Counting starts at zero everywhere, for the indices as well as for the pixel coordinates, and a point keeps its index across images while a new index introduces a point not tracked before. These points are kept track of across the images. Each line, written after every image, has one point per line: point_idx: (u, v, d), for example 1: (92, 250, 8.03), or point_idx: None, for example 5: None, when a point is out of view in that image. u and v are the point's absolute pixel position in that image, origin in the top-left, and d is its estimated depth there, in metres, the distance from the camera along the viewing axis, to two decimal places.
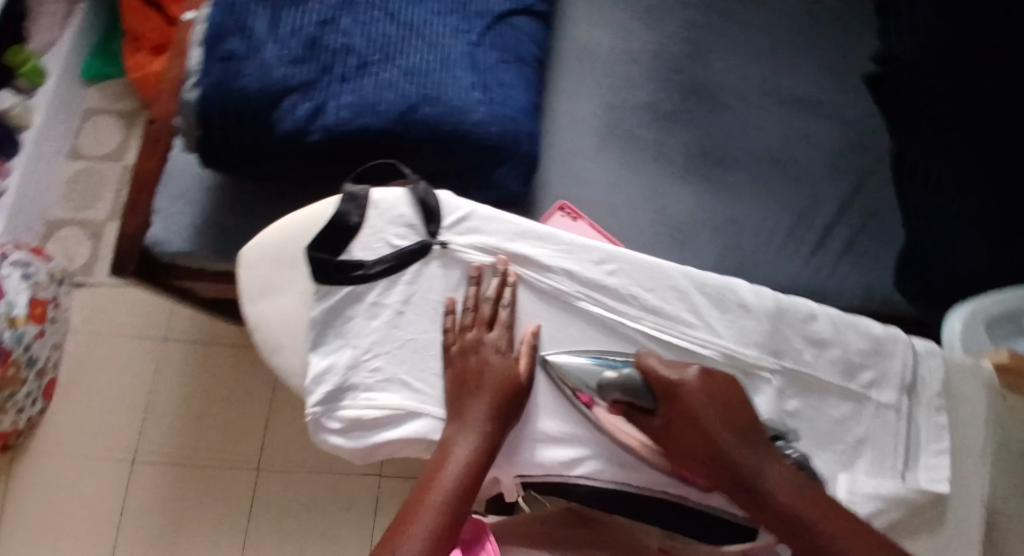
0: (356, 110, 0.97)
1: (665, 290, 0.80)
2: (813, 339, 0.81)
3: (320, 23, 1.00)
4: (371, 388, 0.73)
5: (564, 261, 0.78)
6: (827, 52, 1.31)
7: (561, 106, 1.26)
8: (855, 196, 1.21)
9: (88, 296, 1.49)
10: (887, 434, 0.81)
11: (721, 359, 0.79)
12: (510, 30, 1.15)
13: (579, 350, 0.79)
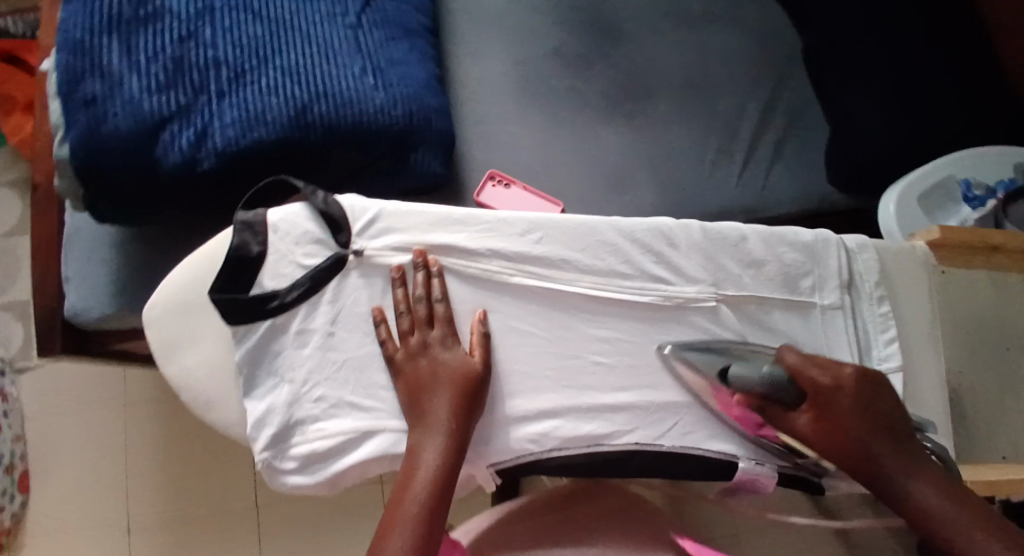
0: (244, 125, 0.94)
1: (588, 247, 0.74)
2: (745, 260, 0.76)
3: (182, 44, 0.96)
4: (319, 419, 0.70)
5: (493, 240, 0.73)
6: None
7: (464, 69, 1.20)
8: (776, 98, 1.19)
9: (35, 378, 1.43)
10: (839, 337, 0.76)
11: (659, 303, 0.74)
12: (389, 2, 1.10)
13: (521, 324, 0.73)
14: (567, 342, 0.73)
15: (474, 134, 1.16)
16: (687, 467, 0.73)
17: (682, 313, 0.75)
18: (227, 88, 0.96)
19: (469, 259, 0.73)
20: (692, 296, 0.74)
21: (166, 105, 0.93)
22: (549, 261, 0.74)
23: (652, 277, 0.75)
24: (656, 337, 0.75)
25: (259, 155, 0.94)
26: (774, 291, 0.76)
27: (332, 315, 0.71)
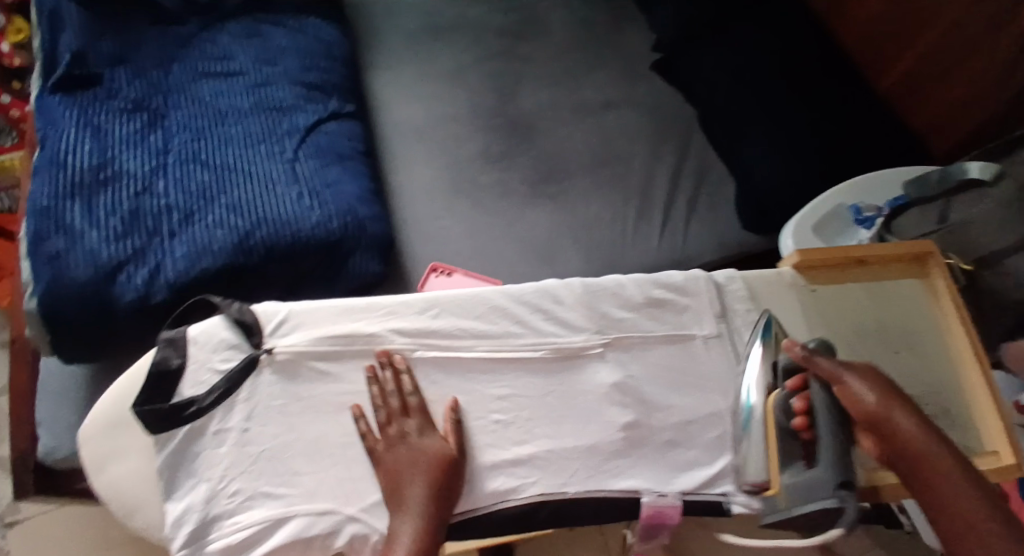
0: (192, 257, 1.03)
1: (482, 314, 0.81)
2: (627, 306, 0.84)
3: (136, 196, 1.07)
4: (235, 512, 0.71)
5: (394, 320, 0.80)
6: (616, 58, 1.48)
7: (399, 182, 1.32)
8: (682, 164, 1.35)
9: (14, 536, 1.32)
10: (722, 360, 0.83)
11: (553, 354, 0.80)
12: (324, 136, 1.21)
13: (426, 395, 0.78)
14: (473, 403, 0.78)
15: (413, 236, 1.27)
16: (588, 512, 0.75)
17: (575, 360, 0.81)
18: (177, 229, 1.06)
19: (372, 341, 0.79)
20: (583, 343, 0.81)
21: (122, 250, 1.03)
22: (445, 333, 0.80)
23: (543, 332, 0.81)
24: (553, 388, 0.79)
25: (208, 281, 1.03)
26: (656, 326, 0.83)
27: (247, 413, 0.75)
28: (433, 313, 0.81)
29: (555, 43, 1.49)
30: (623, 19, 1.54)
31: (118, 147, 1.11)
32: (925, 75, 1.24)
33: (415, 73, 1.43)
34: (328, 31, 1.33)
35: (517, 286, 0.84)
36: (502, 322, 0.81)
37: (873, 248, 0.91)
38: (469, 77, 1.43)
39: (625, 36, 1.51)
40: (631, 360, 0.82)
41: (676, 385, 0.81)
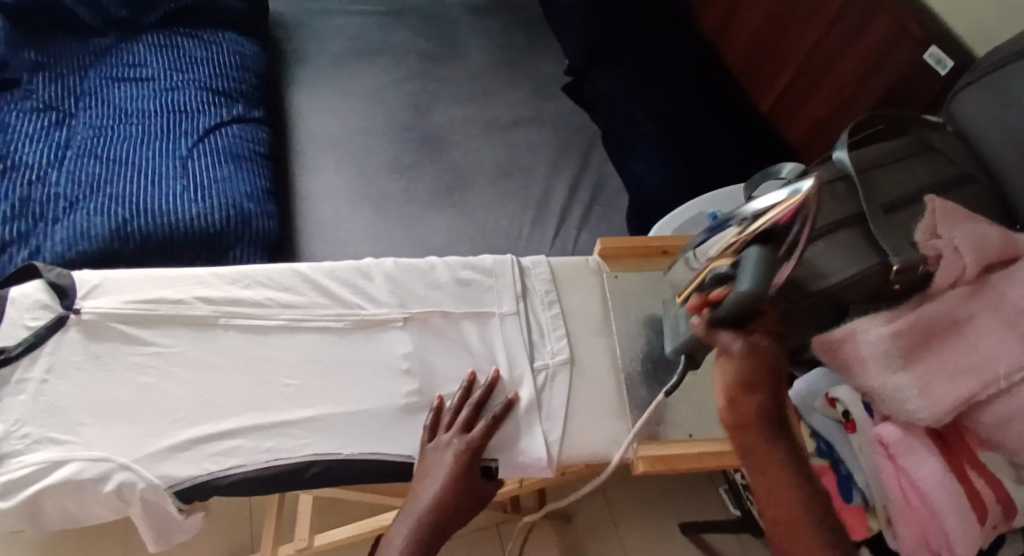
0: (70, 241, 1.10)
1: (292, 286, 0.89)
2: (432, 284, 0.92)
3: (29, 185, 1.15)
4: (21, 452, 0.77)
5: (202, 289, 0.87)
6: (531, 77, 1.54)
7: (302, 186, 1.34)
8: (583, 173, 1.38)
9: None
10: (514, 333, 0.91)
11: (353, 324, 0.89)
12: (221, 138, 1.28)
13: (225, 359, 0.85)
14: (264, 365, 0.85)
15: (311, 233, 1.29)
16: (357, 470, 0.82)
17: (374, 329, 0.89)
18: (62, 215, 1.13)
19: (177, 307, 0.85)
20: (383, 314, 0.89)
21: (7, 232, 1.10)
22: (248, 302, 0.87)
23: (344, 305, 0.89)
24: (349, 354, 0.87)
25: (83, 263, 1.09)
26: (457, 302, 0.92)
27: (49, 367, 0.81)
28: (244, 283, 0.88)
29: (473, 61, 1.54)
30: (536, 45, 1.60)
31: (20, 141, 1.18)
32: (796, 92, 1.33)
33: (332, 90, 1.47)
34: (244, 46, 1.42)
35: (331, 262, 0.92)
36: (309, 292, 0.89)
37: (675, 239, 1.00)
38: (388, 91, 1.47)
39: (536, 60, 1.57)
40: (426, 334, 0.90)
41: (464, 360, 0.90)
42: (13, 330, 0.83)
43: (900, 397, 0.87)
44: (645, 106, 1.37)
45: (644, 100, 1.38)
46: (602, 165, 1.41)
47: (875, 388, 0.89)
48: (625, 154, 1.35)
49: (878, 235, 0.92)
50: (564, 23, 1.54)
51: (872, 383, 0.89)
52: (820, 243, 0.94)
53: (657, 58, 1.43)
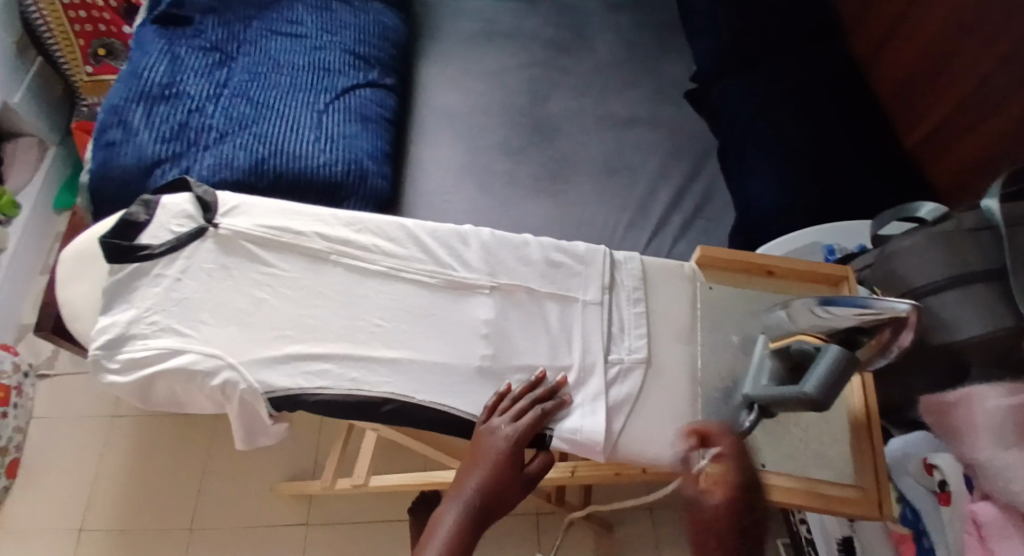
0: (214, 168, 1.23)
1: (397, 238, 0.99)
2: (525, 260, 1.00)
3: (187, 113, 1.28)
4: (147, 336, 0.90)
5: (320, 227, 0.99)
6: (655, 78, 1.52)
7: (419, 154, 1.43)
8: (689, 183, 1.36)
9: (51, 386, 1.63)
10: (594, 321, 0.97)
11: (442, 283, 0.97)
12: (355, 98, 1.39)
13: (330, 290, 0.96)
14: (358, 299, 0.95)
15: (417, 199, 1.37)
16: (422, 417, 0.90)
17: (461, 291, 0.97)
18: (211, 143, 1.26)
19: (297, 238, 0.98)
20: (472, 281, 0.97)
21: (163, 151, 1.24)
22: (353, 243, 0.98)
23: (433, 266, 0.98)
24: (435, 309, 0.96)
25: (222, 188, 1.22)
26: (542, 280, 0.99)
27: (184, 268, 0.95)
28: (356, 227, 0.99)
29: (599, 57, 1.55)
30: (665, 50, 1.57)
31: (187, 74, 1.33)
32: (943, 136, 1.22)
33: (459, 67, 1.55)
34: (388, 17, 1.53)
35: (435, 223, 1.02)
36: (411, 244, 0.99)
37: (779, 260, 1.00)
38: (510, 75, 1.52)
39: (663, 65, 1.54)
40: (510, 305, 0.97)
41: (543, 338, 0.96)
42: (161, 231, 0.99)
43: (1006, 477, 0.86)
44: (771, 120, 1.30)
45: (770, 114, 1.31)
46: (714, 178, 1.37)
47: (981, 460, 0.88)
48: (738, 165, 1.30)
49: (1018, 293, 0.90)
50: (700, 31, 1.48)
51: (979, 455, 0.88)
52: (954, 293, 0.95)
53: (793, 73, 1.36)
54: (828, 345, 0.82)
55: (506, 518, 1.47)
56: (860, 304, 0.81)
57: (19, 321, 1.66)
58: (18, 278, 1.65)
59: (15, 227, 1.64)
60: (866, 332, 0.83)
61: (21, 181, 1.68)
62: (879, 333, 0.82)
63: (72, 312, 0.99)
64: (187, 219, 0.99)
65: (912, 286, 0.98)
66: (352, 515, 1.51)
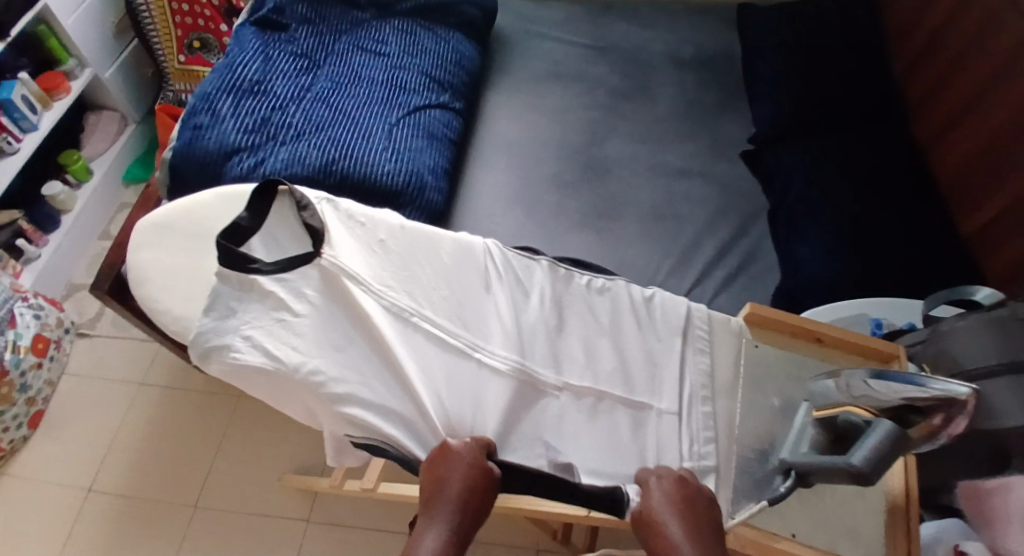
0: (288, 163, 1.33)
1: (476, 318, 1.04)
2: (591, 355, 1.05)
3: (270, 110, 1.39)
4: (239, 350, 0.98)
5: (410, 289, 1.05)
6: (717, 131, 1.52)
7: (474, 176, 1.49)
8: (739, 239, 1.35)
9: (88, 345, 1.68)
10: (671, 434, 0.99)
11: (512, 372, 1.00)
12: (425, 116, 1.46)
13: (407, 351, 1.00)
14: (436, 367, 1.00)
15: (465, 216, 1.43)
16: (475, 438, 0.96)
17: (531, 384, 1.01)
18: (288, 140, 1.36)
19: (387, 294, 1.03)
20: (545, 375, 1.01)
21: (245, 141, 1.34)
22: (436, 312, 1.03)
23: (508, 349, 1.02)
24: (505, 393, 0.99)
25: (293, 182, 1.31)
26: (606, 379, 1.02)
27: (289, 289, 1.02)
28: (443, 296, 1.05)
29: (662, 104, 1.57)
30: (728, 107, 1.56)
31: (277, 75, 1.44)
32: (1005, 226, 1.24)
33: (524, 101, 1.62)
34: (466, 47, 1.61)
35: (517, 311, 1.06)
36: (488, 323, 1.04)
37: (830, 330, 1.04)
38: (571, 115, 1.58)
39: (724, 123, 1.54)
40: (578, 409, 1.01)
41: (614, 448, 0.98)
42: (271, 240, 1.07)
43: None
44: (820, 186, 1.33)
45: (820, 180, 1.34)
46: (763, 238, 1.36)
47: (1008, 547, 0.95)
48: (785, 224, 1.32)
49: None
50: (767, 97, 1.48)
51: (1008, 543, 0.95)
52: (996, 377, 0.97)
53: (850, 147, 1.38)
54: (880, 421, 0.84)
55: (505, 547, 1.46)
56: (915, 383, 0.86)
57: (71, 280, 1.73)
58: (77, 239, 1.74)
59: (83, 191, 1.74)
60: (919, 412, 0.87)
61: (96, 149, 1.77)
62: (930, 418, 0.86)
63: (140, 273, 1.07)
64: (296, 235, 1.07)
65: (964, 366, 1.01)
66: (351, 519, 1.52)
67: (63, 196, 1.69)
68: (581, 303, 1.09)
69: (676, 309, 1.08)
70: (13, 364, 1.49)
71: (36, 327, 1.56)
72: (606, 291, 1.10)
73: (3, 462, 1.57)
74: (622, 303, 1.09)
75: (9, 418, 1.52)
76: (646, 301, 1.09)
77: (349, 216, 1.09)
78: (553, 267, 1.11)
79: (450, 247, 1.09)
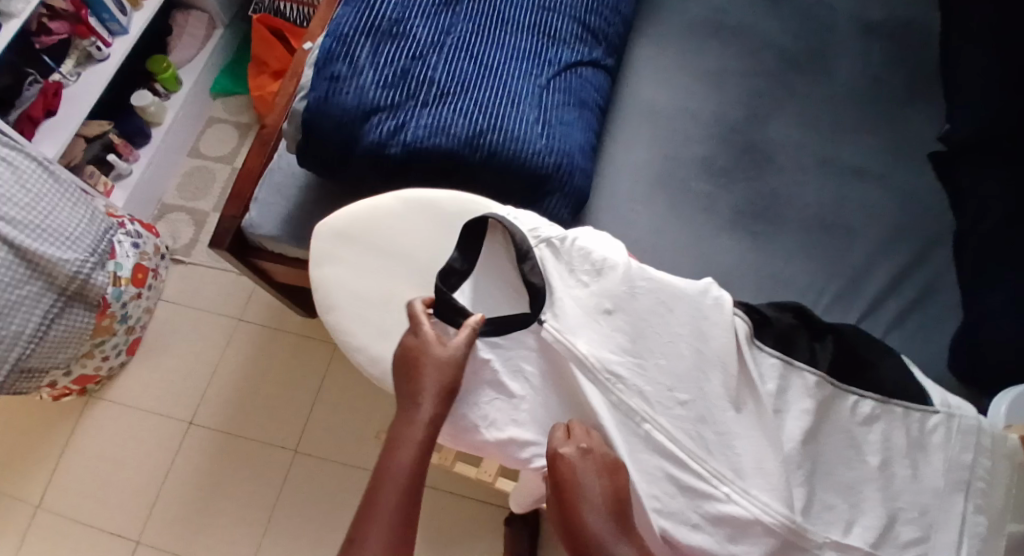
0: (431, 130, 1.18)
1: (723, 442, 0.93)
2: (845, 490, 0.94)
3: (411, 59, 1.22)
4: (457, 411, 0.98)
5: (641, 382, 0.96)
6: (895, 127, 1.37)
7: (615, 149, 1.36)
8: (913, 268, 1.26)
9: (183, 272, 1.65)
10: None
11: (779, 527, 0.88)
12: (576, 77, 1.30)
13: (643, 461, 0.93)
14: (672, 504, 0.91)
15: (606, 201, 1.32)
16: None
17: (795, 537, 0.89)
18: (430, 100, 1.20)
19: (617, 387, 0.95)
20: (812, 531, 0.90)
21: (384, 98, 1.19)
22: (675, 422, 0.94)
23: (763, 492, 0.90)
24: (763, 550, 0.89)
25: (436, 155, 1.17)
26: (878, 541, 0.91)
27: (505, 361, 0.99)
28: (681, 398, 0.95)
29: (835, 84, 1.41)
30: (913, 95, 1.40)
31: (416, 12, 1.26)
32: None
33: (678, 57, 1.45)
34: None
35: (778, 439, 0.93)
36: (739, 448, 0.93)
37: None
38: (731, 81, 1.42)
39: (909, 114, 1.38)
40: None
41: None
42: (482, 290, 1.03)
43: None
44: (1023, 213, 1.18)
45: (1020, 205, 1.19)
46: (945, 265, 1.27)
47: None
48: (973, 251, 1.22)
49: None
50: (964, 93, 1.31)
51: None
52: None
53: None
54: None
55: None
56: None
57: (161, 199, 1.68)
58: (167, 154, 1.67)
59: (173, 101, 1.66)
60: None
61: (185, 56, 1.68)
62: None
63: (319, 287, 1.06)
64: (513, 291, 1.03)
65: None
66: (449, 487, 1.51)
67: (154, 108, 1.61)
68: (844, 433, 0.97)
69: (960, 454, 0.96)
70: (115, 296, 1.43)
71: (135, 257, 1.48)
72: (875, 420, 0.98)
73: (101, 386, 1.56)
74: (897, 436, 0.97)
75: (109, 348, 1.49)
76: (923, 439, 0.97)
77: (570, 268, 1.03)
78: (820, 383, 0.97)
79: (687, 333, 0.97)
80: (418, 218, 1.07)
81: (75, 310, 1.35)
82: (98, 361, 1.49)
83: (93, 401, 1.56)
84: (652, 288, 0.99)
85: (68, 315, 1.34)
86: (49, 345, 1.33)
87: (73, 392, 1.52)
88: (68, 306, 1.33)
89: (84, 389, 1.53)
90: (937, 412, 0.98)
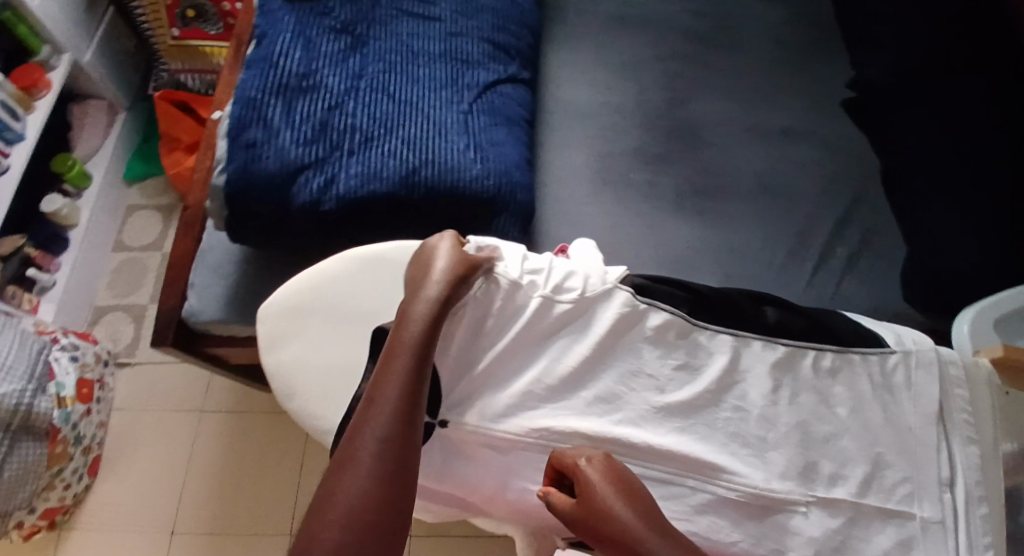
0: (363, 178, 1.15)
1: (690, 431, 0.95)
2: (837, 454, 0.95)
3: (328, 111, 1.19)
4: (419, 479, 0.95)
5: (575, 423, 0.94)
6: (807, 83, 1.41)
7: (546, 157, 1.36)
8: (855, 214, 1.29)
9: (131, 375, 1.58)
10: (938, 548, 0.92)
11: (746, 497, 0.91)
12: (497, 96, 1.29)
13: None
14: None
15: (549, 210, 1.31)
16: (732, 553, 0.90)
17: (777, 505, 0.92)
18: (358, 148, 1.17)
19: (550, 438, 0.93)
20: (788, 492, 0.92)
21: (308, 155, 1.16)
22: (626, 440, 0.92)
23: (742, 466, 0.93)
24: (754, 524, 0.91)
25: (375, 202, 1.14)
26: (862, 490, 0.93)
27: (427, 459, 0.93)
28: (619, 419, 0.95)
29: (744, 52, 1.44)
30: (818, 49, 1.44)
31: (323, 62, 1.23)
32: None
33: (588, 55, 1.46)
34: None
35: (741, 422, 0.95)
36: (713, 436, 0.95)
37: None
38: (644, 67, 1.44)
39: (818, 69, 1.42)
40: (833, 519, 0.92)
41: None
42: None
43: None
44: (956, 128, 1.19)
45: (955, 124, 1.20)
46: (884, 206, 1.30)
47: None
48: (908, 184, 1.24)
49: None
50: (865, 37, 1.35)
51: None
52: None
53: None
54: None
55: None
56: None
57: (93, 302, 1.62)
58: (89, 256, 1.61)
59: (85, 199, 1.61)
60: None
61: (90, 145, 1.63)
62: None
63: (279, 368, 1.02)
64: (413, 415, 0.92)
65: None
66: (449, 528, 1.48)
67: (66, 211, 1.54)
68: (823, 391, 0.98)
69: (928, 387, 0.98)
70: (63, 419, 1.35)
71: (76, 372, 1.40)
72: (858, 373, 0.99)
73: (71, 516, 1.46)
74: (880, 386, 0.98)
75: (69, 474, 1.41)
76: (889, 380, 0.99)
77: (474, 328, 0.96)
78: (768, 344, 0.99)
79: (610, 353, 0.98)
80: (365, 275, 1.05)
81: (25, 444, 1.29)
82: (61, 492, 1.39)
83: (65, 534, 1.45)
84: (563, 318, 0.98)
85: (19, 451, 1.28)
86: (4, 486, 1.27)
87: (42, 528, 1.42)
88: (15, 442, 1.28)
89: (52, 522, 1.43)
90: (895, 351, 0.99)
